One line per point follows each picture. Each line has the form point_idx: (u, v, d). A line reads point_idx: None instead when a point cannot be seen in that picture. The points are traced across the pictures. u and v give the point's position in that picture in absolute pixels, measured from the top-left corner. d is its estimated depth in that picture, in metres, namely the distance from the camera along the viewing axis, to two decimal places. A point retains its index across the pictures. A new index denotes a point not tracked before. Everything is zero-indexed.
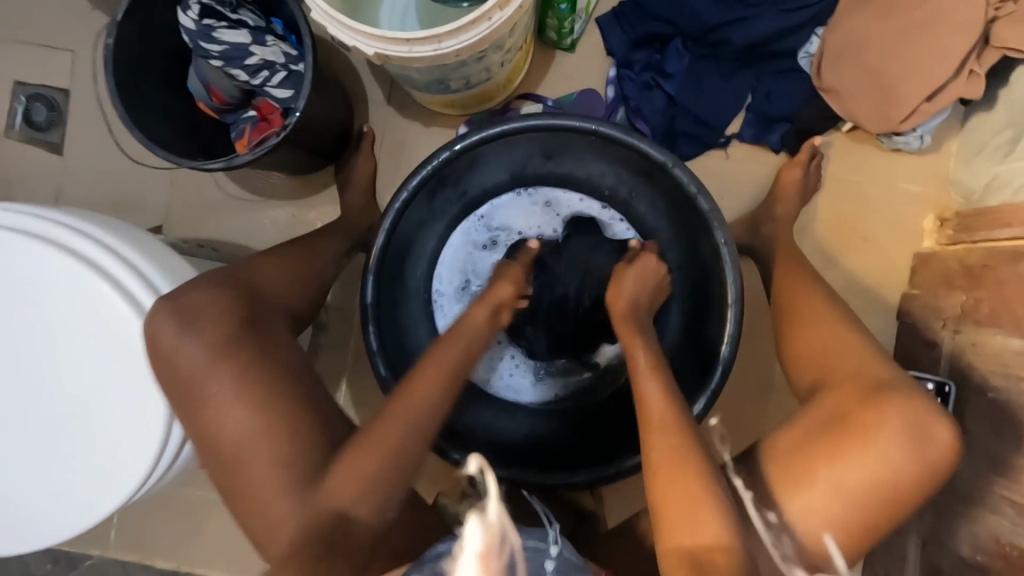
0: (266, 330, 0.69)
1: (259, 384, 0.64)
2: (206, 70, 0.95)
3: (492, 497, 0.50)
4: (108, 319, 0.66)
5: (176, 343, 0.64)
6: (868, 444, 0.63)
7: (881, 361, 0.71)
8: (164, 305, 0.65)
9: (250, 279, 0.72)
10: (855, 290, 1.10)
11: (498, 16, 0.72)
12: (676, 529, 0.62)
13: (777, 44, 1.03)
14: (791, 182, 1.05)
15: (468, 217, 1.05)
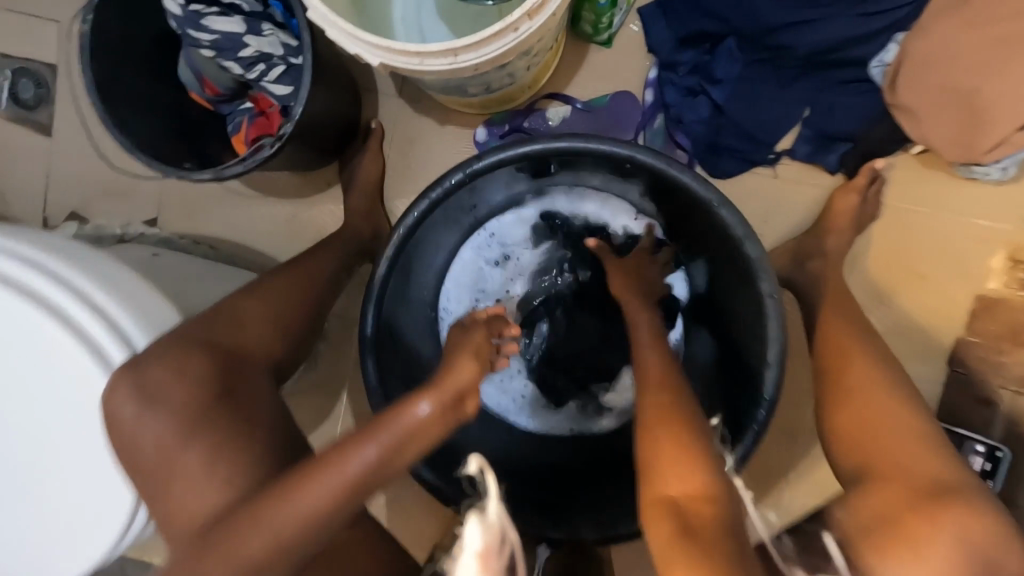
0: (236, 394, 0.62)
1: (226, 463, 0.59)
2: (197, 58, 0.85)
3: (493, 496, 0.51)
4: (77, 374, 0.59)
5: (136, 423, 0.58)
6: (925, 560, 0.56)
7: (940, 455, 0.63)
8: (126, 374, 0.58)
9: (225, 329, 0.65)
10: (906, 334, 0.98)
11: (526, 26, 0.63)
12: (664, 480, 0.57)
13: (845, 53, 0.90)
14: (846, 210, 0.92)
15: (479, 232, 0.94)
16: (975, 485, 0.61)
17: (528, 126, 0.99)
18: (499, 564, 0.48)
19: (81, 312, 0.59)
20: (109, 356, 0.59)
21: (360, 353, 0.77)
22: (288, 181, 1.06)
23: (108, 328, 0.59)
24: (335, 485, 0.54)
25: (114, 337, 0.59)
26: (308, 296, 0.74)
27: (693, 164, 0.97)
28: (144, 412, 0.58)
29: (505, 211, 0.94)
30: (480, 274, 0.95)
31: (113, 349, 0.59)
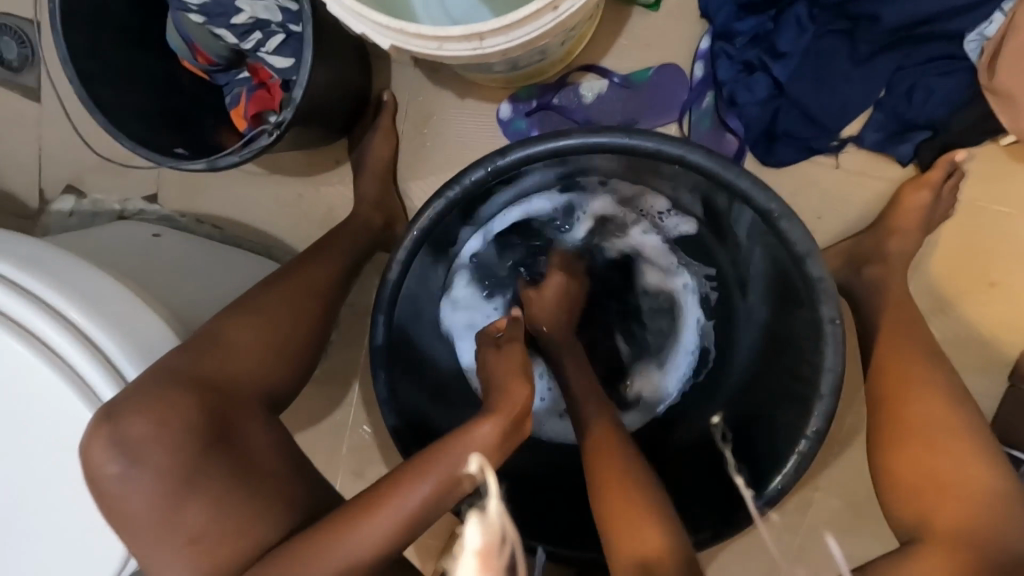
0: (238, 433, 0.57)
1: (228, 516, 0.54)
2: (186, 23, 0.75)
3: (493, 493, 0.44)
4: (61, 406, 0.54)
5: (121, 482, 0.53)
6: None
7: (1008, 519, 0.60)
8: (102, 425, 0.52)
9: (222, 358, 0.59)
10: (965, 347, 0.89)
11: (566, 5, 0.53)
12: (618, 527, 0.56)
13: (935, 25, 0.77)
14: (915, 209, 0.81)
15: (496, 222, 0.82)
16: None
17: (558, 103, 0.88)
18: (501, 564, 0.43)
19: (62, 337, 0.53)
20: (93, 387, 0.54)
21: (371, 366, 0.71)
22: (294, 158, 0.97)
23: (92, 355, 0.53)
24: (392, 521, 0.54)
25: (98, 363, 0.54)
26: (315, 304, 0.67)
27: (741, 154, 0.85)
28: (129, 469, 0.53)
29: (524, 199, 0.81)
30: (487, 270, 0.85)
31: (97, 379, 0.54)
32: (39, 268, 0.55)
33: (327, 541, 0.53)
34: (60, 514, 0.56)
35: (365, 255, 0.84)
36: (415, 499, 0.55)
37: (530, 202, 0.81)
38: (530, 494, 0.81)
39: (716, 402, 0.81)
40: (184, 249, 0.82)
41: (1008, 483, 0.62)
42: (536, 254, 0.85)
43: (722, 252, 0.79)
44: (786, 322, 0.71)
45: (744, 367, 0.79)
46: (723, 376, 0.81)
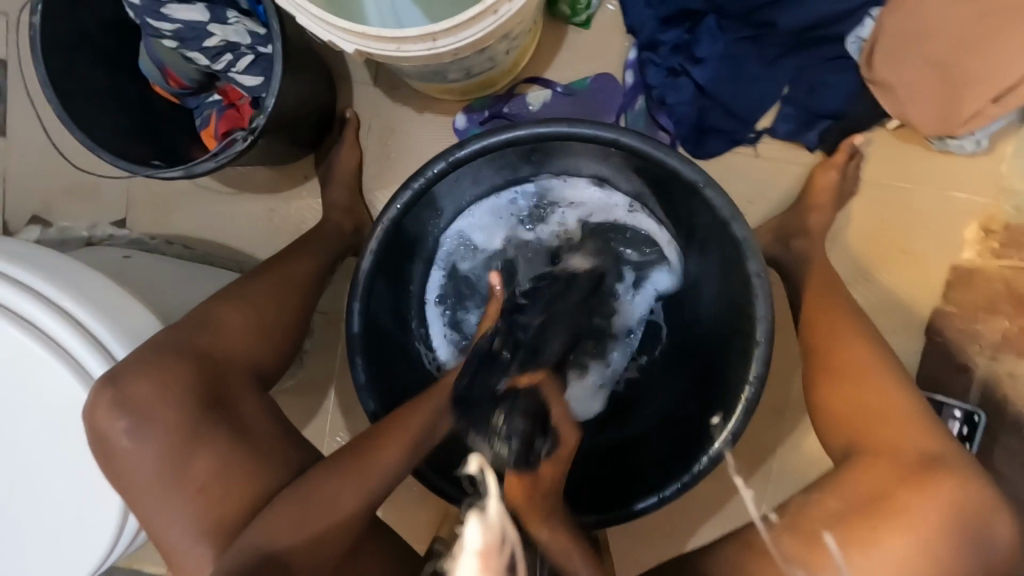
0: (233, 398, 0.64)
1: (237, 465, 0.60)
2: (158, 48, 0.81)
3: (493, 492, 0.44)
4: (58, 387, 0.59)
5: (129, 439, 0.59)
6: (915, 528, 0.60)
7: (935, 432, 0.66)
8: (106, 389, 0.58)
9: (216, 337, 0.65)
10: (889, 310, 0.97)
11: (505, 9, 0.62)
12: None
13: (825, 29, 0.90)
14: (826, 187, 0.91)
15: (461, 217, 0.87)
16: (958, 455, 0.64)
17: (508, 112, 0.97)
18: (501, 562, 0.42)
19: (55, 323, 0.58)
20: (88, 368, 0.59)
21: (349, 352, 0.76)
22: (262, 176, 1.02)
23: (84, 339, 0.59)
24: (398, 448, 0.62)
25: (90, 346, 0.59)
26: (301, 289, 0.75)
27: (676, 146, 0.97)
28: (136, 427, 0.59)
29: (484, 196, 0.86)
30: (452, 274, 0.89)
31: (91, 361, 0.59)
32: (31, 263, 0.60)
33: (331, 471, 0.61)
34: (62, 478, 0.61)
35: (338, 256, 0.89)
36: (418, 426, 0.63)
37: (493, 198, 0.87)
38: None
39: (674, 372, 0.87)
40: (155, 261, 0.85)
41: (919, 401, 0.69)
42: (498, 258, 0.89)
43: (672, 237, 0.85)
44: (723, 290, 0.79)
45: (697, 340, 0.85)
46: (680, 344, 0.87)
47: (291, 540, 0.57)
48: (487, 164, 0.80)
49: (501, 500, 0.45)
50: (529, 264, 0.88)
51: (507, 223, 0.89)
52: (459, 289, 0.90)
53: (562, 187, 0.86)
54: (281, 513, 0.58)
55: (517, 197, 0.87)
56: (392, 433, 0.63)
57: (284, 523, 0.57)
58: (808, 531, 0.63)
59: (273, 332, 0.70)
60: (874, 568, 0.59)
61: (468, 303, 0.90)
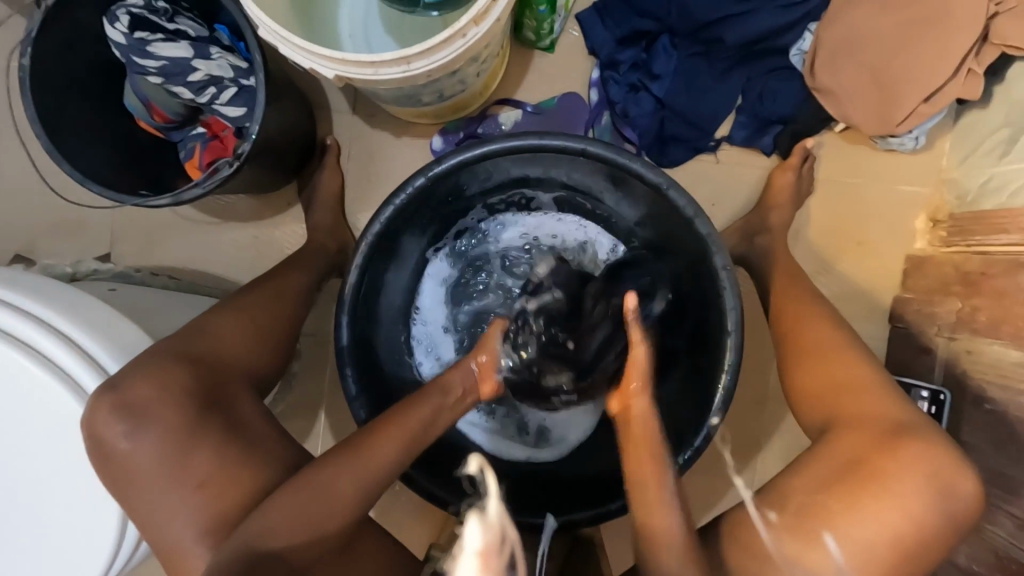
0: (227, 403, 0.67)
1: (234, 461, 0.63)
2: (143, 85, 0.85)
3: (494, 492, 0.44)
4: (54, 402, 0.62)
5: (128, 443, 0.62)
6: (895, 492, 0.63)
7: (900, 400, 0.71)
8: (105, 396, 0.61)
9: (211, 344, 0.69)
10: (852, 299, 1.03)
11: (473, 32, 0.67)
12: (644, 488, 0.63)
13: (770, 42, 0.97)
14: (783, 187, 0.97)
15: (442, 245, 0.93)
16: (925, 423, 0.68)
17: (482, 132, 1.02)
18: (502, 564, 0.42)
19: (50, 341, 0.61)
20: (81, 382, 0.62)
21: (338, 364, 0.77)
22: (246, 204, 1.05)
23: (76, 354, 0.62)
24: (396, 444, 0.66)
25: (82, 361, 0.62)
26: (293, 300, 0.81)
27: (642, 155, 1.02)
28: (134, 430, 0.62)
29: (463, 224, 0.93)
30: (425, 355, 0.92)
31: (84, 375, 0.62)
32: (24, 288, 0.63)
33: (332, 465, 0.62)
34: (66, 492, 0.63)
35: (325, 274, 0.92)
36: (417, 417, 0.68)
37: (471, 226, 0.94)
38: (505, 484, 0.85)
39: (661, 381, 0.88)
40: (140, 291, 0.86)
41: (884, 375, 0.73)
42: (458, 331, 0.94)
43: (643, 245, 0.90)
44: (675, 266, 0.85)
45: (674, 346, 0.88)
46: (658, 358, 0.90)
47: (286, 536, 0.58)
48: (467, 186, 0.86)
49: (500, 500, 0.44)
50: (506, 289, 0.93)
51: (455, 292, 0.95)
52: (437, 326, 0.93)
53: (491, 237, 0.95)
54: (279, 502, 0.59)
55: (457, 260, 0.95)
56: (397, 424, 0.67)
57: (281, 515, 0.59)
58: (801, 511, 0.65)
59: (270, 339, 0.75)
60: (860, 538, 0.62)
61: (449, 338, 0.93)
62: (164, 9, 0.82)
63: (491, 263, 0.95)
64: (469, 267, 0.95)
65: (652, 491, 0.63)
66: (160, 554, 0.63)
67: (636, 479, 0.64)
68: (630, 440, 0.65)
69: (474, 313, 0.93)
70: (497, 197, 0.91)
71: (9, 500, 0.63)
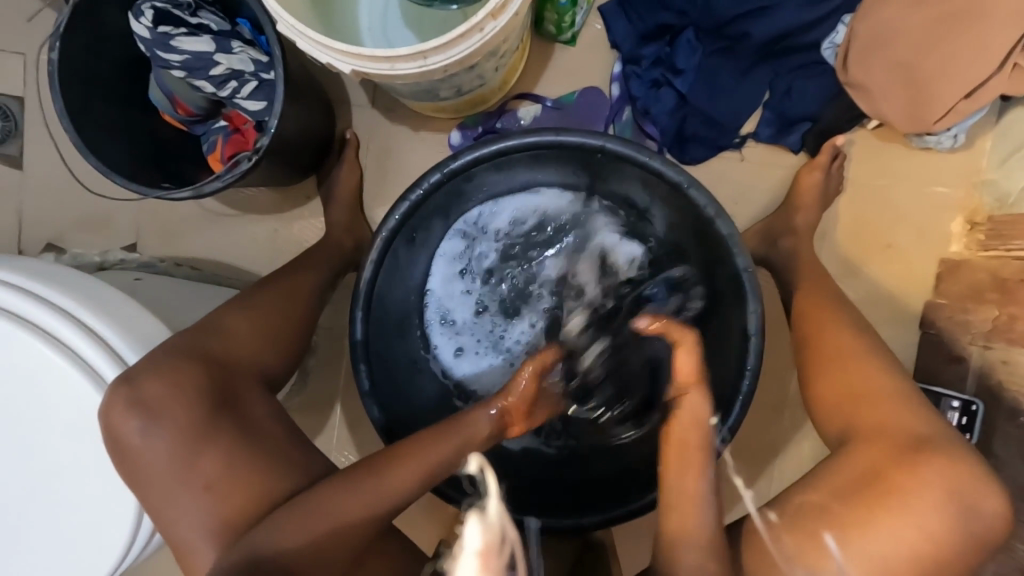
0: (239, 402, 0.68)
1: (244, 461, 0.64)
2: (168, 80, 0.86)
3: (493, 492, 0.44)
4: (73, 394, 0.64)
5: (143, 437, 0.63)
6: (911, 507, 0.61)
7: (924, 412, 0.68)
8: (121, 390, 0.63)
9: (222, 342, 0.71)
10: (881, 305, 0.99)
11: (491, 26, 0.66)
12: (682, 500, 0.63)
13: (798, 37, 0.93)
14: (810, 187, 0.93)
15: (456, 226, 0.89)
16: (950, 438, 0.65)
17: (501, 127, 1.01)
18: (502, 565, 0.41)
19: (72, 333, 0.63)
20: (102, 373, 0.64)
21: (352, 360, 0.78)
22: (265, 198, 1.06)
23: (95, 346, 0.64)
24: (414, 473, 0.65)
25: (102, 352, 0.64)
26: (304, 299, 0.82)
27: (662, 153, 1.00)
28: (148, 424, 0.63)
29: (479, 206, 0.89)
30: (439, 328, 0.91)
31: (104, 366, 0.64)
32: (48, 280, 0.65)
33: (343, 487, 0.62)
34: (86, 480, 0.65)
35: (341, 269, 0.92)
36: (437, 455, 0.66)
37: (487, 207, 0.89)
38: (517, 485, 0.84)
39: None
40: (163, 282, 0.88)
41: (908, 386, 0.71)
42: (473, 300, 0.92)
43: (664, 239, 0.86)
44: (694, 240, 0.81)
45: None
46: None
47: (295, 545, 0.59)
48: (485, 176, 0.84)
49: (500, 500, 0.45)
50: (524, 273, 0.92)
51: (466, 265, 0.92)
52: (448, 312, 0.91)
53: (500, 209, 0.89)
54: (284, 516, 0.60)
55: (465, 234, 0.90)
56: (413, 457, 0.65)
57: (292, 527, 0.59)
58: (802, 513, 0.64)
59: (281, 337, 0.76)
60: (870, 551, 0.60)
61: (459, 321, 0.91)
62: (188, 3, 0.83)
63: (507, 246, 0.92)
64: (482, 250, 0.91)
65: (688, 500, 0.63)
66: (171, 545, 0.64)
67: (673, 487, 0.64)
68: (670, 443, 0.66)
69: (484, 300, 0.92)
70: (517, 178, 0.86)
71: (33, 487, 0.65)
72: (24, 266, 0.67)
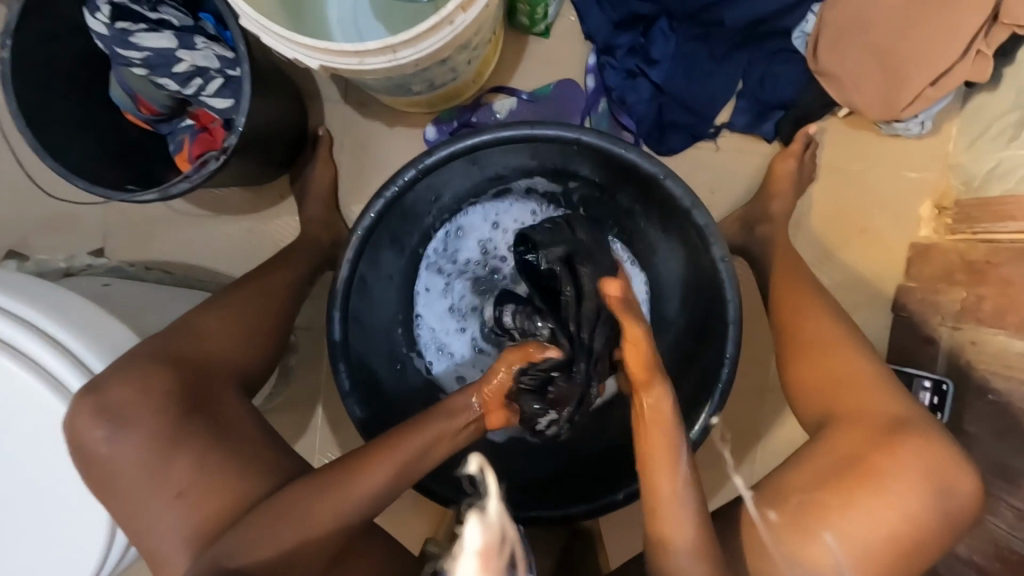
0: (213, 406, 0.66)
1: (215, 467, 0.63)
2: (129, 78, 0.83)
3: (494, 491, 0.42)
4: (39, 405, 0.62)
5: (108, 445, 0.61)
6: (888, 489, 0.62)
7: (897, 394, 0.69)
8: (86, 399, 0.61)
9: (193, 347, 0.68)
10: (854, 289, 1.01)
11: (461, 19, 0.65)
12: (672, 504, 0.61)
13: (771, 24, 0.93)
14: (784, 175, 0.94)
15: (430, 252, 0.91)
16: (923, 417, 0.67)
17: (476, 121, 1.01)
18: (502, 565, 0.41)
19: (34, 343, 0.61)
20: (67, 384, 0.62)
21: (331, 360, 0.77)
22: (238, 197, 1.03)
23: (58, 354, 0.62)
24: (387, 471, 0.64)
25: (65, 360, 0.62)
26: (278, 299, 0.80)
27: (639, 144, 1.00)
28: (114, 433, 0.62)
29: (453, 232, 0.92)
30: (437, 356, 0.92)
31: (70, 377, 0.62)
32: (7, 289, 0.63)
33: (314, 490, 0.61)
34: (57, 493, 0.63)
35: (318, 269, 0.91)
36: (410, 448, 0.65)
37: (465, 233, 0.92)
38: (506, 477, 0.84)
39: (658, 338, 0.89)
40: (132, 286, 0.85)
41: (884, 369, 0.72)
42: (469, 330, 0.93)
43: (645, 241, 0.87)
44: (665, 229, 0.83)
45: (668, 338, 0.87)
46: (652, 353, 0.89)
47: (275, 547, 0.58)
48: (454, 182, 0.85)
49: (501, 499, 0.43)
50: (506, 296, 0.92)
51: (454, 294, 0.93)
52: (443, 342, 0.92)
53: (458, 236, 0.92)
54: (255, 520, 0.59)
55: (436, 266, 0.92)
56: (388, 453, 0.65)
57: (267, 534, 0.59)
58: (802, 509, 0.63)
59: (254, 338, 0.75)
60: (854, 535, 0.61)
61: (453, 352, 0.92)
62: None
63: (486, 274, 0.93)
64: (466, 276, 0.93)
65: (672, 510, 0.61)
66: (146, 556, 0.63)
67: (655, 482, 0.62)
68: (653, 437, 0.63)
69: (473, 329, 0.93)
70: (478, 190, 0.89)
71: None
72: None
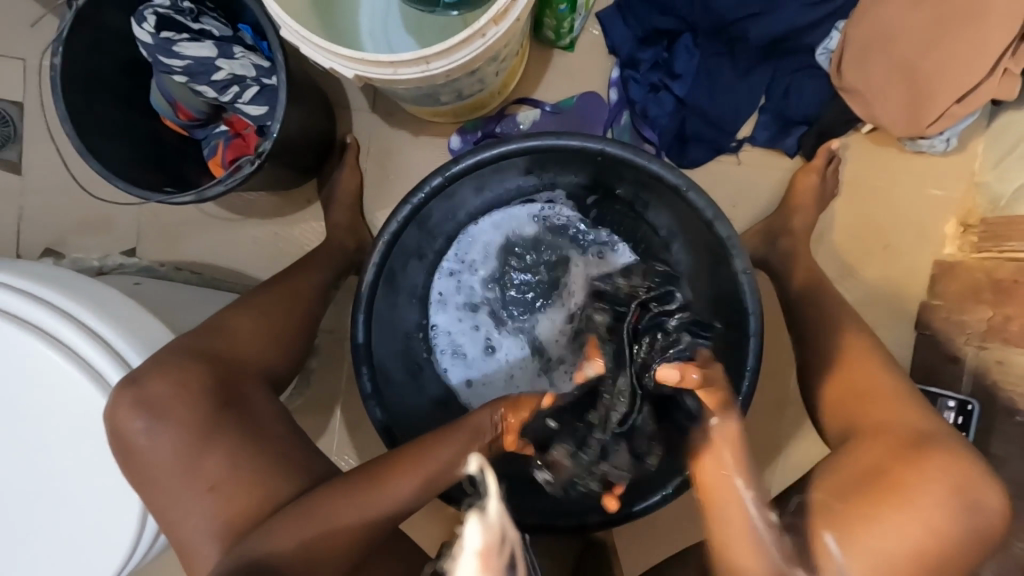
0: (244, 405, 0.68)
1: (246, 462, 0.64)
2: (170, 85, 0.86)
3: (493, 490, 0.43)
4: (78, 395, 0.64)
5: (146, 436, 0.63)
6: (914, 504, 0.61)
7: (925, 410, 0.68)
8: (126, 390, 0.63)
9: (225, 346, 0.70)
10: (877, 306, 1.00)
11: (493, 32, 0.67)
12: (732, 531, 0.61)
13: (795, 40, 0.95)
14: (806, 190, 0.94)
15: (444, 261, 0.92)
16: (950, 434, 0.66)
17: (500, 131, 1.02)
18: (502, 564, 0.42)
19: (76, 335, 0.63)
20: (105, 376, 0.64)
21: (354, 362, 0.78)
22: (266, 202, 1.06)
23: (98, 345, 0.64)
24: (412, 481, 0.65)
25: (104, 352, 0.64)
26: (307, 301, 0.82)
27: (661, 156, 1.01)
28: (153, 424, 0.63)
29: (465, 240, 0.92)
30: (452, 362, 0.92)
31: (109, 369, 0.64)
32: (51, 283, 0.65)
33: (338, 494, 0.62)
34: (90, 483, 0.65)
35: (343, 272, 0.93)
36: (434, 461, 0.66)
37: (477, 243, 0.93)
38: (516, 489, 0.83)
39: None
40: (163, 285, 0.87)
41: (905, 382, 0.72)
42: (483, 332, 0.93)
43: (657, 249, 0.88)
44: (677, 243, 0.85)
45: None
46: None
47: (300, 538, 0.60)
48: (471, 190, 0.85)
49: (500, 499, 0.44)
50: (523, 303, 0.93)
51: (468, 299, 0.93)
52: (459, 347, 0.92)
53: (470, 245, 0.93)
54: (280, 522, 0.60)
55: (450, 272, 0.93)
56: (414, 461, 0.66)
57: (295, 529, 0.60)
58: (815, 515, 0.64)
59: (283, 339, 0.77)
60: (876, 547, 0.60)
61: (468, 356, 0.92)
62: (190, 9, 0.83)
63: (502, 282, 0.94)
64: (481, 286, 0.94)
65: (742, 540, 0.60)
66: (173, 545, 0.64)
67: (726, 520, 0.61)
68: (718, 464, 0.62)
69: (488, 334, 0.93)
70: (494, 197, 0.89)
71: (37, 490, 0.65)
72: (25, 268, 0.67)
